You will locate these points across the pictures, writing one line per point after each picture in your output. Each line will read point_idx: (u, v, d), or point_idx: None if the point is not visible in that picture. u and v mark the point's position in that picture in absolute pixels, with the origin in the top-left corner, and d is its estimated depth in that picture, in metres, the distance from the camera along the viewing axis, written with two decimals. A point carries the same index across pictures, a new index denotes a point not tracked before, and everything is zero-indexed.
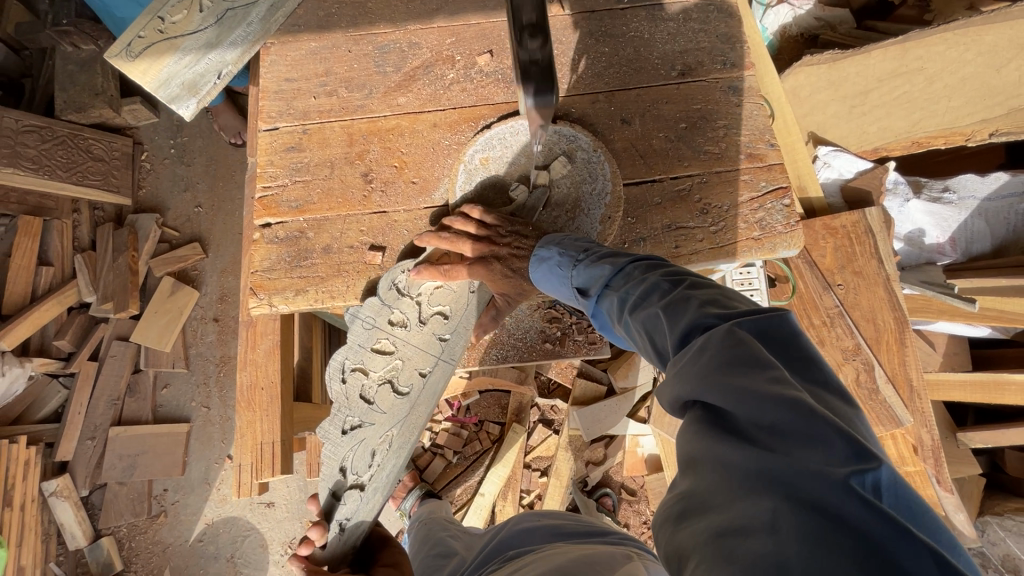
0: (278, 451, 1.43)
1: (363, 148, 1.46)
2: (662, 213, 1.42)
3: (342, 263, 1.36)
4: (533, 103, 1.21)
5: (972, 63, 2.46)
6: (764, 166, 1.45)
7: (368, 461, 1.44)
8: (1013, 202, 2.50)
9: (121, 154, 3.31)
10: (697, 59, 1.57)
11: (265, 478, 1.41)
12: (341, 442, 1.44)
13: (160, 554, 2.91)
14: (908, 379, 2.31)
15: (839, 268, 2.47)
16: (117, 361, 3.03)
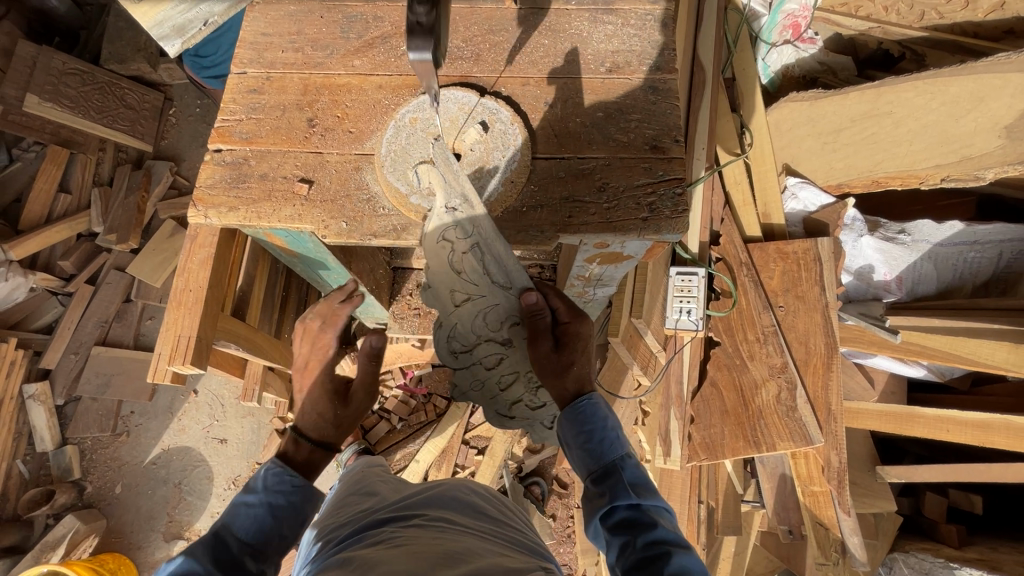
0: (193, 345, 1.57)
1: (314, 98, 1.66)
2: (563, 186, 1.58)
3: (273, 189, 1.55)
4: (414, 61, 1.23)
5: (935, 110, 2.50)
6: (664, 159, 1.60)
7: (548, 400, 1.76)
8: (963, 249, 2.51)
9: (151, 106, 3.57)
10: (626, 59, 1.71)
11: (177, 366, 1.57)
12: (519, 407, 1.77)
13: (115, 469, 3.12)
14: (828, 403, 2.39)
15: (783, 290, 2.56)
16: (111, 288, 3.30)
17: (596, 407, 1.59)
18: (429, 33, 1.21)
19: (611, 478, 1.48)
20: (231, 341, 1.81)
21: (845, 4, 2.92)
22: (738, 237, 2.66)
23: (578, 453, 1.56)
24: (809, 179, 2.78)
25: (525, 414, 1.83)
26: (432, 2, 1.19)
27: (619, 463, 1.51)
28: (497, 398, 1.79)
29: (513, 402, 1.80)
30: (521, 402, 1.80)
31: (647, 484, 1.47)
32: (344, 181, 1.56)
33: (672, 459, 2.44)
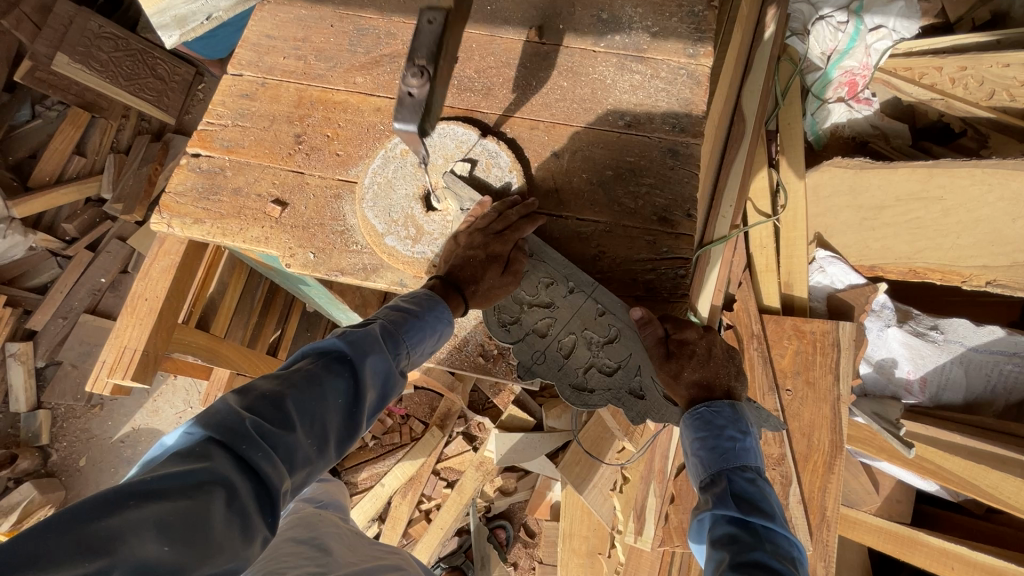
0: (135, 358, 1.72)
1: (306, 113, 1.54)
2: (556, 247, 1.47)
3: (244, 206, 1.47)
4: (399, 129, 1.14)
5: (992, 205, 2.24)
6: (672, 234, 1.44)
7: (623, 360, 1.42)
8: (1000, 360, 2.28)
9: (180, 79, 3.50)
10: (648, 114, 1.52)
11: (115, 375, 1.72)
12: (618, 387, 1.42)
13: (83, 441, 3.11)
14: (823, 507, 2.21)
15: (793, 372, 2.34)
16: (110, 257, 3.29)
17: (718, 413, 1.33)
18: (420, 112, 1.13)
19: (718, 486, 1.27)
20: (187, 353, 1.94)
21: (910, 68, 2.66)
22: (753, 306, 2.45)
23: (691, 458, 1.34)
24: (840, 254, 2.56)
25: (607, 386, 1.43)
26: (427, 79, 1.10)
27: (730, 474, 1.28)
28: (566, 371, 1.44)
29: (585, 376, 1.44)
30: (593, 367, 1.44)
31: (760, 504, 1.20)
32: (320, 209, 1.47)
33: (643, 538, 2.27)
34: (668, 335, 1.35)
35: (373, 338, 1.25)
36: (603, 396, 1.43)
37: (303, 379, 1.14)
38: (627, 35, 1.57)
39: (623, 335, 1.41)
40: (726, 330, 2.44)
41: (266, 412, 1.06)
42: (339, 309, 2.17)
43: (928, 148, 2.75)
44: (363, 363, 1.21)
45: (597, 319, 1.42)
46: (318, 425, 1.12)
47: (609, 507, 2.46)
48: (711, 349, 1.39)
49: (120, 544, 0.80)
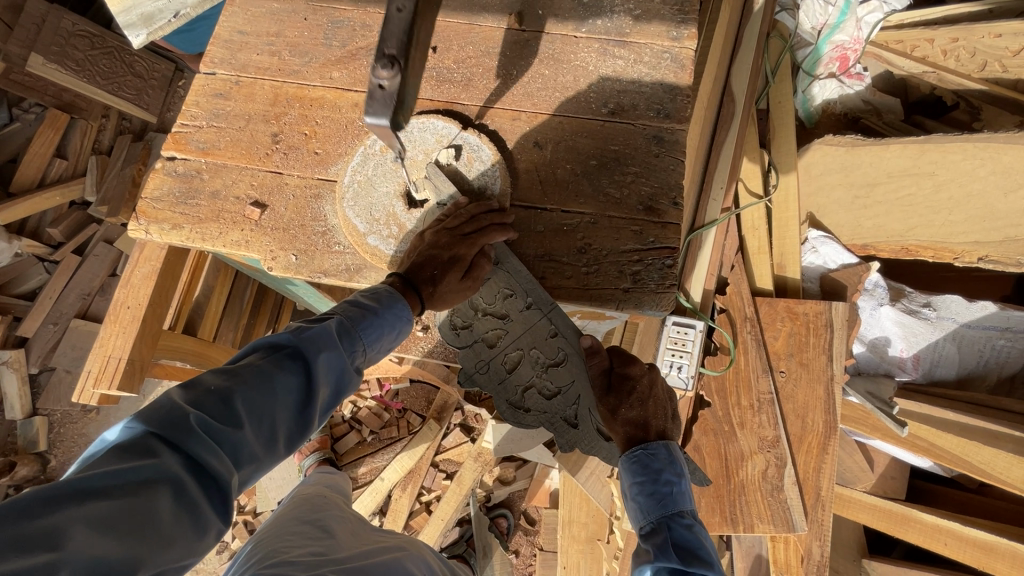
0: (121, 367, 1.71)
1: (282, 110, 1.50)
2: (540, 241, 1.44)
3: (223, 210, 1.44)
4: (367, 122, 1.08)
5: (983, 179, 2.21)
6: (658, 223, 1.41)
7: (565, 384, 1.49)
8: (992, 335, 2.27)
9: (159, 75, 3.43)
10: (632, 101, 1.48)
11: (100, 386, 1.71)
12: (552, 410, 1.49)
13: (81, 446, 3.14)
14: (817, 487, 2.23)
15: (787, 354, 2.33)
16: (97, 261, 3.26)
17: (654, 456, 1.34)
18: (390, 102, 1.08)
19: (659, 535, 1.29)
20: (174, 357, 1.96)
21: (901, 41, 2.61)
22: (746, 289, 2.41)
23: (632, 502, 1.36)
24: (834, 234, 2.53)
25: (541, 408, 1.49)
26: (397, 64, 1.05)
27: (669, 522, 1.30)
28: (506, 385, 1.50)
29: (524, 392, 1.50)
30: (532, 388, 1.50)
31: (700, 552, 1.23)
32: (300, 210, 1.44)
33: None
34: (611, 368, 1.44)
35: (328, 335, 1.24)
36: (537, 417, 1.50)
37: (253, 374, 1.14)
38: (609, 20, 1.53)
39: (570, 360, 1.49)
40: (720, 314, 2.41)
41: (214, 408, 1.06)
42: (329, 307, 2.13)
43: (920, 122, 2.69)
44: (316, 361, 1.21)
45: (549, 339, 1.48)
46: (268, 421, 1.12)
47: (607, 493, 2.47)
48: (653, 388, 1.43)
49: (64, 541, 0.81)
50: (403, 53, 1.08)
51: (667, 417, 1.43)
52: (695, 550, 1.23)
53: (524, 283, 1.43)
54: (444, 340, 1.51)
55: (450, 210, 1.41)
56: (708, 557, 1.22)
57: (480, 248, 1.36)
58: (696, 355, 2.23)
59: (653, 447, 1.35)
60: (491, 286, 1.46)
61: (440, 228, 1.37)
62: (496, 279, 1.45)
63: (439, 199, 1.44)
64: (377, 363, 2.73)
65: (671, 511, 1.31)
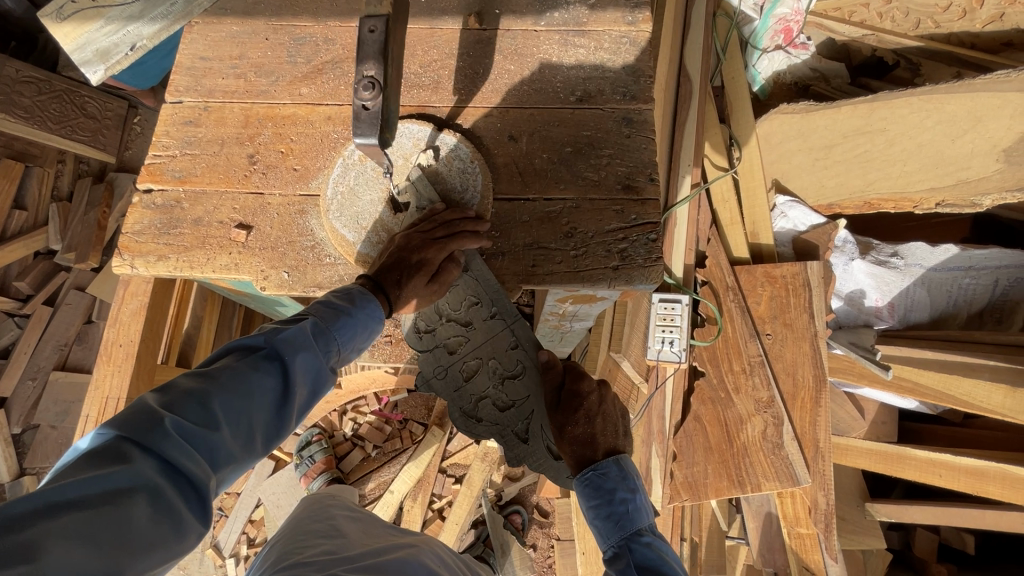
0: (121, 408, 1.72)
1: (256, 131, 1.51)
2: (527, 230, 1.45)
3: (208, 236, 1.42)
4: (357, 144, 1.12)
5: (931, 129, 2.32)
6: (638, 200, 1.45)
7: (519, 397, 1.56)
8: (958, 275, 2.41)
9: (114, 114, 3.34)
10: (598, 87, 1.53)
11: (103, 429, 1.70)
12: (504, 424, 1.56)
13: None
14: (816, 440, 2.29)
15: (771, 317, 2.42)
16: (70, 310, 3.17)
17: (606, 476, 1.42)
18: (377, 122, 1.12)
19: (622, 559, 1.36)
20: None
21: (839, 8, 2.71)
22: (724, 259, 2.50)
23: (593, 527, 1.43)
24: (799, 198, 2.63)
25: (493, 419, 1.56)
26: (377, 87, 1.10)
27: (630, 543, 1.37)
28: (462, 393, 1.56)
29: (477, 401, 1.56)
30: (486, 398, 1.56)
31: (661, 568, 1.31)
32: (286, 226, 1.44)
33: (653, 498, 2.36)
34: (562, 384, 1.52)
35: (301, 337, 1.26)
36: (488, 428, 1.57)
37: (228, 377, 1.15)
38: (565, 11, 1.58)
39: (527, 374, 1.56)
40: (703, 287, 2.50)
41: (190, 411, 1.08)
42: None
43: (866, 83, 2.81)
44: (292, 362, 1.23)
45: (507, 351, 1.56)
46: (244, 422, 1.14)
47: None
48: (601, 406, 1.51)
49: (42, 552, 0.81)
50: (384, 75, 1.12)
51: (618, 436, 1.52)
52: (655, 566, 1.31)
53: (489, 291, 1.48)
54: (407, 342, 1.57)
55: (422, 217, 1.45)
56: (669, 567, 1.31)
57: (450, 253, 1.37)
58: (685, 328, 2.29)
59: (603, 470, 1.42)
60: (456, 294, 1.52)
61: (411, 232, 1.40)
62: (462, 288, 1.51)
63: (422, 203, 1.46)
64: (372, 377, 2.72)
65: (629, 531, 1.39)
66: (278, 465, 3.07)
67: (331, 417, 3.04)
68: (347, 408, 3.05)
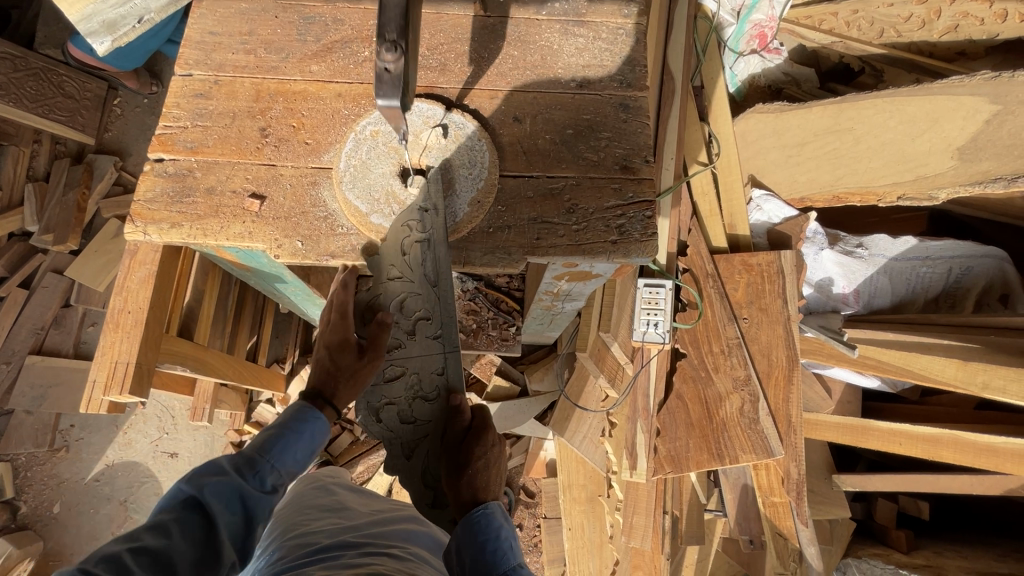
0: (130, 372, 1.78)
1: (267, 105, 1.55)
2: (531, 205, 1.53)
3: (221, 205, 1.46)
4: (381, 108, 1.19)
5: (893, 129, 2.51)
6: (634, 179, 1.56)
7: (425, 417, 1.57)
8: (917, 265, 2.60)
9: (93, 95, 3.28)
10: (597, 74, 1.63)
11: (111, 393, 1.79)
12: (396, 435, 1.57)
13: (53, 487, 3.02)
14: (789, 416, 2.44)
15: (747, 302, 2.57)
16: (47, 293, 3.10)
17: (492, 513, 1.53)
18: (398, 85, 1.16)
19: None
20: (175, 363, 2.00)
21: (810, 16, 2.89)
22: (704, 249, 2.64)
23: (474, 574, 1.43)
24: (773, 191, 2.80)
25: (390, 426, 1.57)
26: (400, 51, 1.13)
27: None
28: (376, 387, 1.57)
29: (382, 406, 1.57)
30: (394, 404, 1.57)
31: None
32: (299, 197, 1.48)
33: (637, 472, 2.43)
34: (467, 429, 1.57)
35: (224, 487, 1.33)
36: (381, 431, 1.57)
37: (158, 533, 1.20)
38: (566, 2, 1.67)
39: (440, 402, 1.57)
40: (684, 274, 2.63)
41: (137, 555, 1.14)
42: (316, 305, 2.32)
43: (834, 88, 3.02)
44: (216, 500, 1.30)
45: (433, 373, 1.56)
46: (198, 541, 1.24)
47: (602, 453, 2.63)
48: (491, 458, 1.60)
49: None
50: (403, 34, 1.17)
51: (496, 494, 1.62)
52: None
53: (438, 308, 1.52)
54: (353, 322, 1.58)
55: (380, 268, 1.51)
56: None
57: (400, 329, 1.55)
58: (668, 311, 2.41)
59: (491, 506, 1.53)
60: (410, 299, 1.53)
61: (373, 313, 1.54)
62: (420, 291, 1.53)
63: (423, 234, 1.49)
64: None
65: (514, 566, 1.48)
66: None
67: None
68: None
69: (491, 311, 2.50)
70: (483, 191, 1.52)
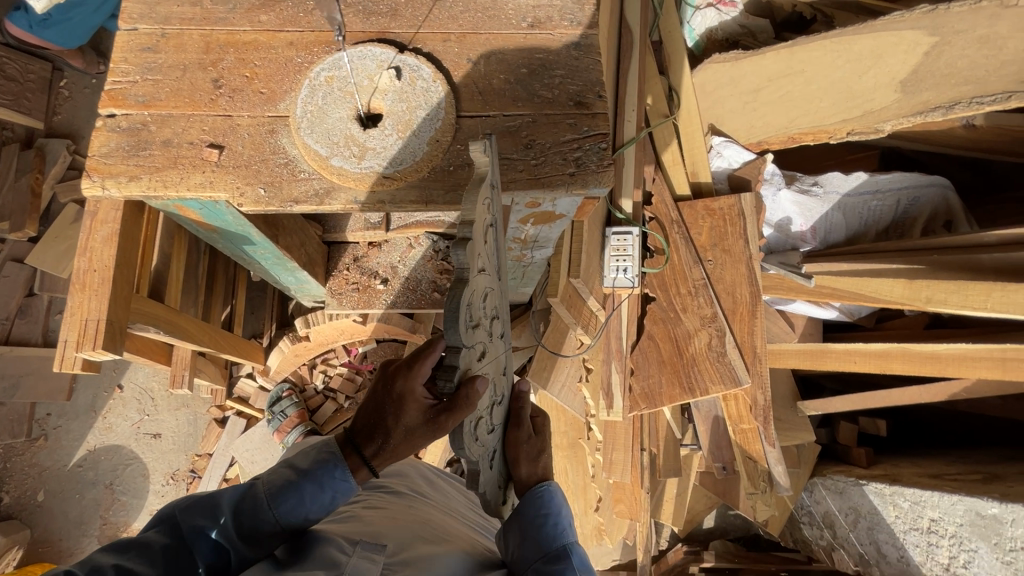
0: (102, 328, 1.77)
1: (218, 57, 1.54)
2: (489, 143, 1.56)
3: (179, 156, 1.45)
4: None
5: (841, 68, 2.58)
6: (588, 114, 1.60)
7: (499, 422, 1.50)
8: (868, 199, 2.72)
9: (37, 76, 3.17)
10: (548, 14, 1.66)
11: (85, 349, 1.77)
12: (488, 449, 1.40)
13: (36, 475, 3.02)
14: (753, 348, 2.53)
15: (711, 245, 2.66)
16: (10, 282, 3.03)
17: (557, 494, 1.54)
18: None
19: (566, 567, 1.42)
20: (149, 324, 2.00)
21: None
22: (668, 196, 2.71)
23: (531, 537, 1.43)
24: (732, 138, 2.88)
25: (485, 440, 1.37)
26: None
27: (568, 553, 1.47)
28: (476, 405, 1.29)
29: (479, 421, 1.33)
30: (484, 417, 1.37)
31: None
32: (258, 145, 1.49)
33: (614, 410, 2.49)
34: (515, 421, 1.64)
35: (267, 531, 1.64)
36: (480, 450, 1.33)
37: None
38: None
39: (502, 400, 1.57)
40: (650, 221, 2.70)
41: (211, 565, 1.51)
42: (288, 269, 2.33)
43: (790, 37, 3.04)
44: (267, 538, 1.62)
45: (497, 373, 1.54)
46: None
47: (580, 398, 2.69)
48: None
49: None
50: None
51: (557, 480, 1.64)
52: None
53: (495, 309, 1.50)
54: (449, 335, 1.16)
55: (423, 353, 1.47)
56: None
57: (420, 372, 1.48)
58: (637, 257, 2.49)
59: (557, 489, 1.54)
60: (491, 299, 1.41)
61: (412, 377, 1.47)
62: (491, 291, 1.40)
63: (490, 220, 1.32)
64: (341, 328, 2.80)
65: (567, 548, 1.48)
66: (249, 423, 3.08)
67: (301, 371, 3.08)
68: (315, 361, 3.07)
69: None
70: (442, 131, 1.54)
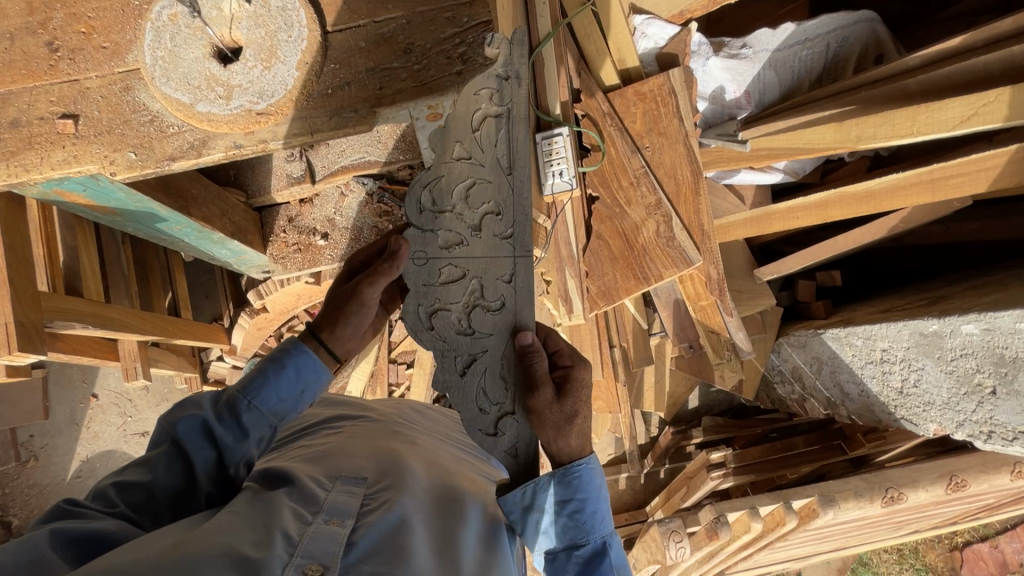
0: (13, 331, 1.91)
1: (46, 17, 1.39)
2: (366, 55, 1.45)
3: (33, 134, 1.37)
4: None
5: None
6: (467, 3, 1.47)
7: (487, 331, 1.45)
8: (798, 50, 2.62)
9: None
10: None
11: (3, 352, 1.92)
12: (452, 346, 1.46)
13: (36, 494, 3.22)
14: (701, 226, 2.53)
15: (646, 131, 2.58)
16: None
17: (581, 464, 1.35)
18: None
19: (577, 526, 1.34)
20: (68, 319, 2.15)
21: None
22: (596, 90, 2.59)
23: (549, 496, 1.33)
24: (654, 13, 2.70)
25: (444, 334, 1.46)
26: None
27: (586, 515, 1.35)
28: (428, 289, 1.48)
29: (434, 309, 1.48)
30: (447, 311, 1.47)
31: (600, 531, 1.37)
32: (115, 106, 1.38)
33: (575, 314, 2.53)
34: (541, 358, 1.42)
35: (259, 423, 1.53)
36: (431, 340, 1.47)
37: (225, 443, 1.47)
38: None
39: (508, 315, 1.45)
40: (583, 119, 2.58)
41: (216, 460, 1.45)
42: (219, 246, 2.31)
43: None
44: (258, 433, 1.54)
45: (504, 280, 1.46)
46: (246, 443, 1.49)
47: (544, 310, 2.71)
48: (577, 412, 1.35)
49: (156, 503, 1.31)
50: None
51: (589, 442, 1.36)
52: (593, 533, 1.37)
53: (501, 207, 1.46)
54: (405, 214, 1.48)
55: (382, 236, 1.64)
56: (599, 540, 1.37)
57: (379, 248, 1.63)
58: (571, 158, 2.33)
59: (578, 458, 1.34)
60: (474, 187, 1.46)
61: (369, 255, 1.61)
62: (474, 178, 1.46)
63: (485, 103, 1.42)
64: (296, 293, 2.76)
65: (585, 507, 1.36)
66: None
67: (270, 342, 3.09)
68: (281, 330, 3.08)
69: (401, 208, 2.50)
70: (313, 53, 1.42)
